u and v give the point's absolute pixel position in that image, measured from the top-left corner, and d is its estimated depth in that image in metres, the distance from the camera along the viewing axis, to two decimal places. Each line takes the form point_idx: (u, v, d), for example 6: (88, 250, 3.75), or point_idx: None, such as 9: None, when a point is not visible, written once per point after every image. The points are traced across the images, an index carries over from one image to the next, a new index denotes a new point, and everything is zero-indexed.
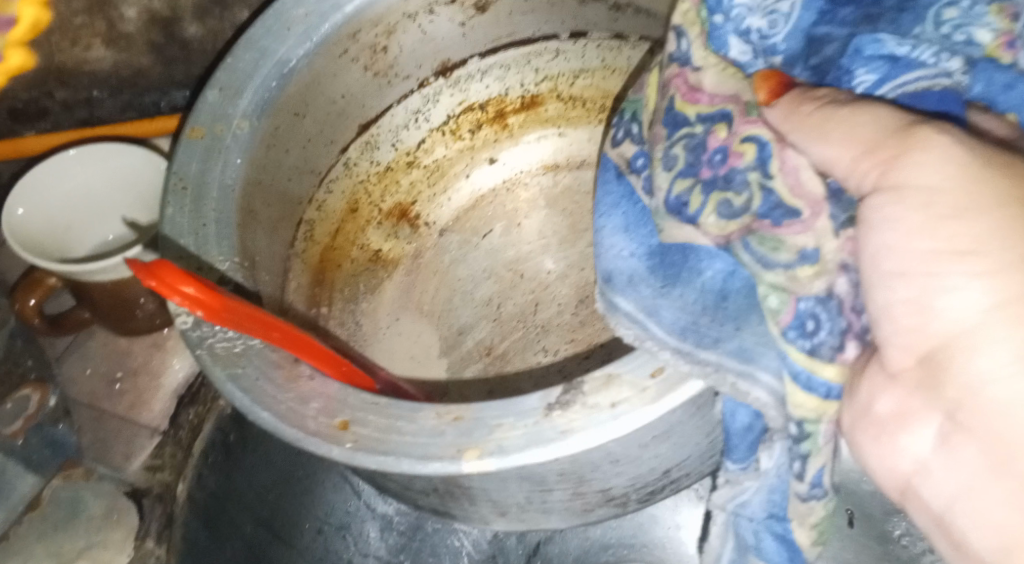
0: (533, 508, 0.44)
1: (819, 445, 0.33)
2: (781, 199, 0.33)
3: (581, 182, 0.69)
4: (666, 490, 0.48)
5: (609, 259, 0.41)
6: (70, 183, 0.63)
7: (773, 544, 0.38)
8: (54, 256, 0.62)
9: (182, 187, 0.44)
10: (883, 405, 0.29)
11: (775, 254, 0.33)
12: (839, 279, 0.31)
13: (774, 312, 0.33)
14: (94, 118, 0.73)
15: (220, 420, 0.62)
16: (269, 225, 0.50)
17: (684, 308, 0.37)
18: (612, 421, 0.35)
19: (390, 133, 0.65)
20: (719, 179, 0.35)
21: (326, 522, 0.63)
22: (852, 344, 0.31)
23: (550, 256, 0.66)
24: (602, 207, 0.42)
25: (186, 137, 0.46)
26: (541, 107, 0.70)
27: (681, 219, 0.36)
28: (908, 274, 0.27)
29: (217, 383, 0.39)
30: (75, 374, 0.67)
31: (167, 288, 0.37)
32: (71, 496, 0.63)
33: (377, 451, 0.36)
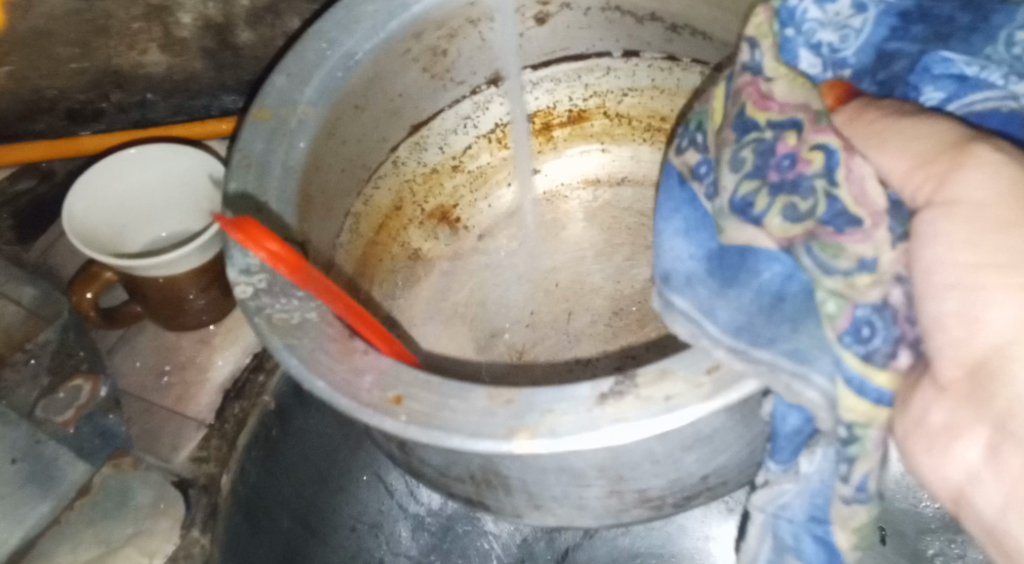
0: (567, 503, 0.44)
1: (867, 450, 0.34)
2: (844, 207, 0.33)
3: (623, 198, 0.71)
4: (702, 497, 0.47)
5: (668, 260, 0.40)
6: (125, 181, 0.65)
7: (810, 546, 0.40)
8: (108, 250, 0.64)
9: (246, 164, 0.46)
10: (932, 417, 0.29)
11: (835, 261, 0.33)
12: (895, 289, 0.32)
13: (830, 317, 0.33)
14: (147, 119, 0.76)
15: (264, 414, 0.64)
16: (322, 211, 0.52)
17: (740, 309, 0.37)
18: (665, 413, 0.35)
19: (438, 136, 0.66)
20: (787, 183, 0.35)
21: (361, 520, 0.65)
22: (904, 352, 0.32)
23: (587, 267, 0.68)
24: (663, 211, 0.42)
25: (253, 116, 0.47)
26: (587, 123, 0.71)
27: (746, 219, 0.35)
28: (958, 286, 0.27)
29: (272, 349, 0.40)
30: (124, 366, 0.67)
31: (253, 240, 0.40)
32: (121, 486, 0.62)
33: (430, 425, 0.37)
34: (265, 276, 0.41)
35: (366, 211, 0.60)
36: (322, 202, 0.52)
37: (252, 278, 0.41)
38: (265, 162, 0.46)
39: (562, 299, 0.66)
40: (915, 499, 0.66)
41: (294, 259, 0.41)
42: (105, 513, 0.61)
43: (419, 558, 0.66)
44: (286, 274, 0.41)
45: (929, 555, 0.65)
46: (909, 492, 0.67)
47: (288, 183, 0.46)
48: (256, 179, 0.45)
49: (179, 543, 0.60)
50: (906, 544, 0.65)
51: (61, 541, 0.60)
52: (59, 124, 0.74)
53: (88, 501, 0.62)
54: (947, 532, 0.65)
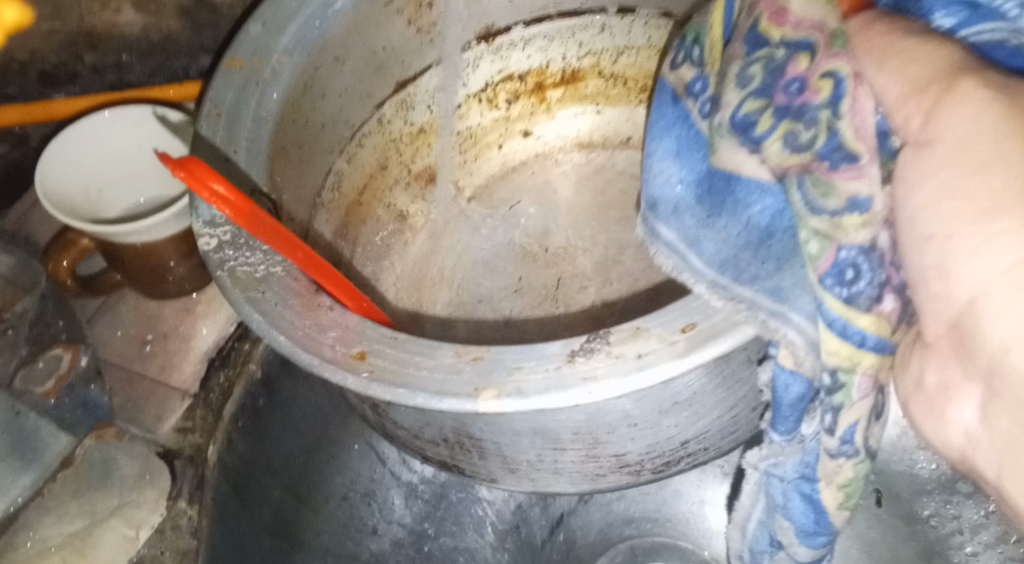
0: (543, 468, 0.43)
1: (852, 397, 0.34)
2: (844, 141, 0.31)
3: (616, 161, 0.69)
4: (681, 463, 0.46)
5: (657, 184, 0.41)
6: (103, 144, 0.63)
7: (799, 506, 0.39)
8: (85, 217, 0.62)
9: (217, 113, 0.44)
10: (929, 377, 0.28)
11: (824, 199, 0.32)
12: (883, 233, 0.30)
13: (812, 258, 0.32)
14: (123, 82, 0.73)
15: (251, 383, 0.63)
16: (298, 167, 0.50)
17: (726, 241, 0.38)
18: (637, 371, 0.34)
19: (426, 94, 0.63)
20: (792, 107, 0.33)
21: (353, 488, 0.64)
22: (889, 297, 0.31)
23: (577, 230, 0.66)
24: (655, 130, 0.42)
25: (225, 66, 0.46)
26: (582, 83, 0.69)
27: (745, 140, 0.35)
28: (936, 237, 0.26)
29: (234, 304, 0.38)
30: (106, 337, 0.66)
31: (196, 181, 0.38)
32: (105, 457, 0.61)
33: (394, 383, 0.35)
34: (232, 234, 0.40)
35: (350, 170, 0.58)
36: (299, 158, 0.50)
37: (216, 231, 0.40)
38: (236, 110, 0.44)
39: (551, 265, 0.64)
40: (911, 461, 0.66)
41: (242, 204, 0.40)
42: (89, 485, 0.60)
43: (413, 526, 0.66)
44: (231, 216, 0.40)
45: (925, 517, 0.65)
46: (904, 455, 0.66)
47: (260, 133, 0.45)
48: (225, 129, 0.44)
49: (166, 515, 0.60)
50: (902, 506, 0.65)
51: (47, 512, 0.59)
52: (32, 88, 0.70)
53: (72, 473, 0.60)
54: (943, 493, 0.65)
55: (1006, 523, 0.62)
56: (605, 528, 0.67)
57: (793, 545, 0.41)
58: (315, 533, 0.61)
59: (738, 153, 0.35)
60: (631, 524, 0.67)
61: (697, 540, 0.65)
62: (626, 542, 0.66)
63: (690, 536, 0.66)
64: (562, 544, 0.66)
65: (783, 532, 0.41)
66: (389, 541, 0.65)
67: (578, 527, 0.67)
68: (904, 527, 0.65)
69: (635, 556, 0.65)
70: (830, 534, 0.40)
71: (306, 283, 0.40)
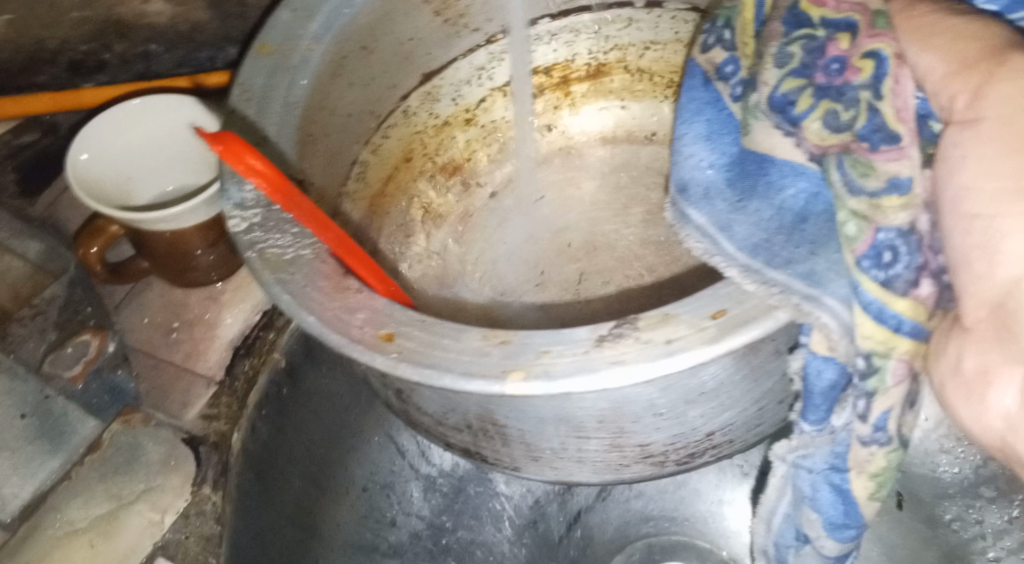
0: (566, 457, 0.43)
1: (886, 382, 0.36)
2: (884, 122, 0.35)
3: (640, 156, 0.69)
4: (705, 456, 0.46)
5: (687, 168, 0.43)
6: (132, 132, 0.64)
7: (828, 497, 0.41)
8: (117, 204, 0.63)
9: (247, 97, 0.45)
10: (968, 363, 0.31)
11: (864, 180, 0.35)
12: (922, 216, 0.34)
13: (850, 239, 0.35)
14: (151, 73, 0.73)
15: (275, 372, 0.62)
16: (325, 154, 0.51)
17: (758, 224, 0.39)
18: (665, 356, 0.34)
19: (451, 86, 0.64)
20: (832, 88, 0.36)
21: (372, 480, 0.65)
22: (925, 282, 0.34)
23: (600, 225, 0.66)
24: (685, 114, 0.45)
25: (255, 52, 0.47)
26: (607, 78, 0.70)
27: (784, 118, 0.38)
28: (981, 217, 0.29)
29: (263, 286, 0.39)
30: (133, 323, 0.66)
31: (233, 153, 0.40)
32: (131, 442, 0.61)
33: (422, 363, 0.36)
34: (262, 215, 0.41)
35: (373, 161, 0.59)
36: (326, 147, 0.51)
37: (247, 213, 0.41)
38: (266, 95, 0.45)
39: (573, 259, 0.64)
40: (933, 465, 0.65)
41: (279, 180, 0.41)
42: (116, 469, 0.60)
43: (432, 519, 0.66)
44: (265, 191, 0.41)
45: (947, 521, 0.64)
46: (926, 458, 0.66)
47: (289, 117, 0.46)
48: (255, 111, 0.45)
49: (190, 500, 0.60)
50: (923, 509, 0.65)
51: (74, 494, 0.59)
52: (62, 77, 0.71)
53: (98, 457, 0.61)
54: (964, 497, 0.64)
55: None
56: (622, 527, 0.67)
57: (820, 537, 0.42)
58: (335, 524, 0.62)
59: (772, 137, 0.39)
60: (649, 522, 0.66)
61: (715, 539, 0.65)
62: (642, 541, 0.66)
63: (708, 536, 0.65)
64: (579, 540, 0.66)
65: (810, 525, 0.42)
66: (408, 534, 0.65)
67: (595, 523, 0.67)
68: (924, 530, 0.64)
69: (652, 554, 0.65)
70: (858, 527, 0.42)
71: (334, 266, 0.40)
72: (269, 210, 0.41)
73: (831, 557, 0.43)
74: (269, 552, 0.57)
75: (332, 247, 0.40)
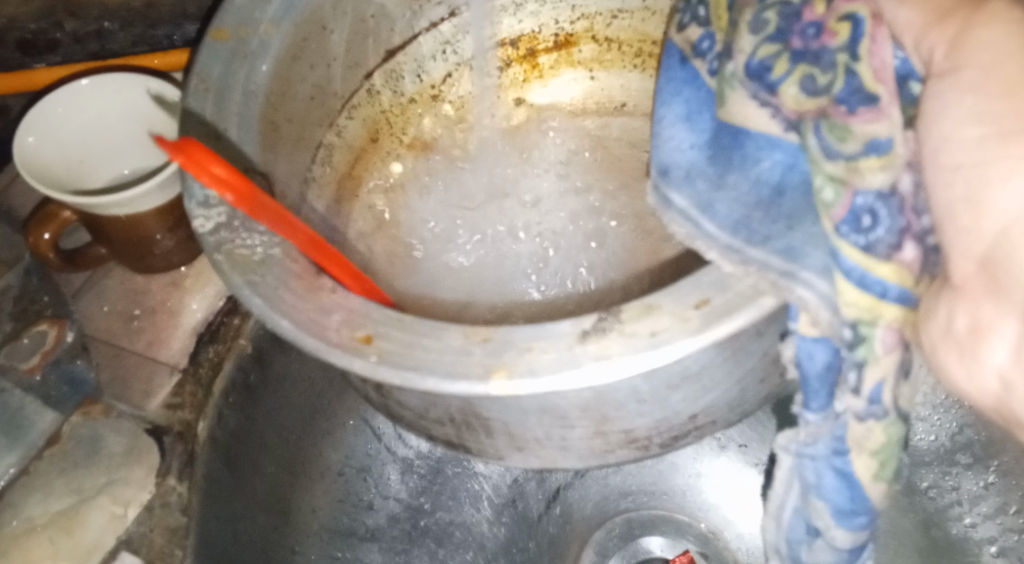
0: (550, 445, 0.42)
1: (874, 352, 0.35)
2: (862, 84, 0.35)
3: (611, 127, 0.68)
4: (689, 437, 0.45)
5: (667, 152, 0.41)
6: (87, 114, 0.62)
7: (833, 482, 0.39)
8: (68, 189, 0.61)
9: (204, 88, 0.44)
10: (959, 322, 0.30)
11: (841, 144, 0.35)
12: (903, 177, 0.33)
13: (827, 206, 0.34)
14: (106, 52, 0.71)
15: (241, 359, 0.61)
16: (289, 139, 0.50)
17: (738, 202, 0.38)
18: (649, 349, 0.33)
19: (414, 62, 0.62)
20: (809, 52, 0.36)
21: (348, 464, 0.65)
22: (908, 244, 0.34)
23: (571, 200, 0.64)
24: (664, 95, 0.43)
25: (210, 38, 0.45)
26: (575, 49, 0.68)
27: (761, 85, 0.38)
28: (965, 165, 0.29)
29: (233, 289, 0.37)
30: (92, 311, 0.65)
31: (196, 164, 0.38)
32: (92, 435, 0.59)
33: (402, 365, 0.34)
34: (228, 214, 0.39)
35: (338, 144, 0.58)
36: (289, 133, 0.50)
37: (210, 212, 0.39)
38: (225, 85, 0.44)
39: (548, 237, 0.63)
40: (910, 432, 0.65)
41: (241, 185, 0.39)
42: (76, 462, 0.59)
43: (409, 501, 0.66)
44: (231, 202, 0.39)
45: (924, 489, 0.64)
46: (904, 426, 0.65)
47: (249, 108, 0.45)
48: (214, 104, 0.44)
49: (155, 492, 0.57)
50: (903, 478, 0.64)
51: (33, 490, 0.57)
52: (12, 57, 0.70)
53: (58, 451, 0.59)
54: (941, 465, 0.64)
55: (1005, 493, 0.61)
56: (601, 502, 0.66)
57: (829, 528, 0.40)
58: (310, 510, 0.62)
59: (748, 106, 0.38)
60: (627, 497, 0.66)
61: (693, 513, 0.65)
62: (622, 516, 0.65)
63: (686, 510, 0.65)
64: (558, 518, 0.66)
65: (817, 515, 0.40)
66: (385, 516, 0.65)
67: (574, 499, 0.66)
68: (903, 500, 0.63)
69: (632, 529, 0.65)
70: (868, 514, 0.40)
71: (305, 265, 0.38)
72: (235, 212, 0.39)
73: (845, 550, 0.41)
74: (240, 539, 0.56)
75: (302, 244, 0.39)
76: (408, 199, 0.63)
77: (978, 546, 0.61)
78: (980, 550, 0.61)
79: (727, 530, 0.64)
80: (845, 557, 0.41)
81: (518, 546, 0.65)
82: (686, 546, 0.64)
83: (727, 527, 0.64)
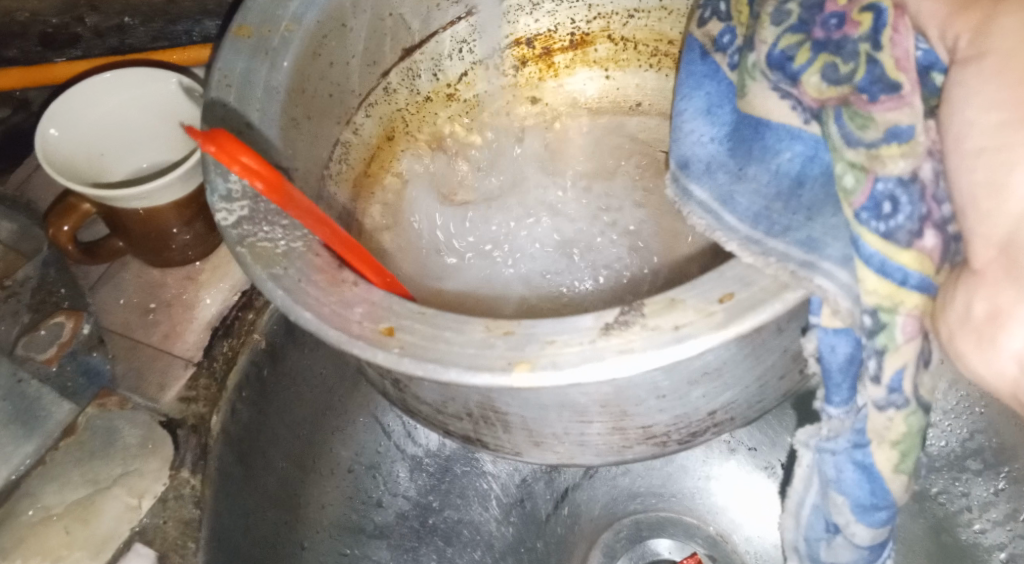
0: (569, 441, 0.42)
1: (894, 339, 0.35)
2: (884, 72, 0.36)
3: (625, 127, 0.68)
4: (708, 433, 0.45)
5: (688, 144, 0.44)
6: (106, 108, 0.62)
7: (853, 477, 0.39)
8: (86, 182, 0.62)
9: (227, 84, 0.45)
10: (977, 309, 0.31)
11: (862, 132, 0.36)
12: (924, 164, 0.35)
13: (848, 192, 0.35)
14: (126, 46, 0.71)
15: (254, 353, 0.61)
16: (309, 135, 0.51)
17: (758, 194, 0.40)
18: (673, 344, 0.33)
19: (431, 60, 0.63)
20: (831, 43, 0.38)
21: (358, 460, 0.66)
22: (929, 232, 0.35)
23: (586, 198, 0.64)
24: (684, 89, 0.45)
25: (233, 34, 0.47)
26: (591, 48, 0.69)
27: (783, 75, 0.39)
28: (987, 150, 0.31)
29: (257, 282, 0.37)
30: (107, 303, 0.65)
31: (227, 154, 0.37)
32: (107, 426, 0.60)
33: (425, 358, 0.34)
34: (250, 209, 0.39)
35: (355, 142, 0.58)
36: (309, 129, 0.51)
37: (232, 206, 0.39)
38: (247, 79, 0.45)
39: (561, 234, 0.62)
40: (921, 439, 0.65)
41: (273, 176, 0.38)
42: (92, 453, 0.59)
43: (418, 499, 0.66)
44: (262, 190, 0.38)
45: (934, 495, 0.64)
46: None
47: (271, 104, 0.46)
48: (236, 98, 0.45)
49: (168, 484, 0.58)
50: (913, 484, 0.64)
51: (49, 480, 0.57)
52: (34, 51, 0.71)
53: (74, 441, 0.59)
54: (952, 470, 0.63)
55: (1016, 499, 0.60)
56: (610, 504, 0.66)
57: (850, 524, 0.41)
58: (319, 506, 0.63)
59: (769, 99, 0.40)
60: (636, 499, 0.66)
61: (702, 515, 0.65)
62: (630, 517, 0.66)
63: (695, 512, 0.65)
64: (566, 518, 0.66)
65: (838, 511, 0.41)
66: (394, 514, 0.65)
67: (583, 500, 0.66)
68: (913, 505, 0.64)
69: (640, 531, 0.65)
70: (889, 508, 0.40)
71: (328, 259, 0.39)
72: (256, 204, 0.39)
73: (865, 548, 0.42)
74: (252, 533, 0.57)
75: (324, 239, 0.39)
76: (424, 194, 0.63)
77: (987, 552, 0.61)
78: (989, 556, 0.61)
79: (735, 533, 0.64)
80: (863, 554, 0.42)
81: (526, 546, 0.65)
82: (694, 548, 0.64)
83: (735, 530, 0.64)
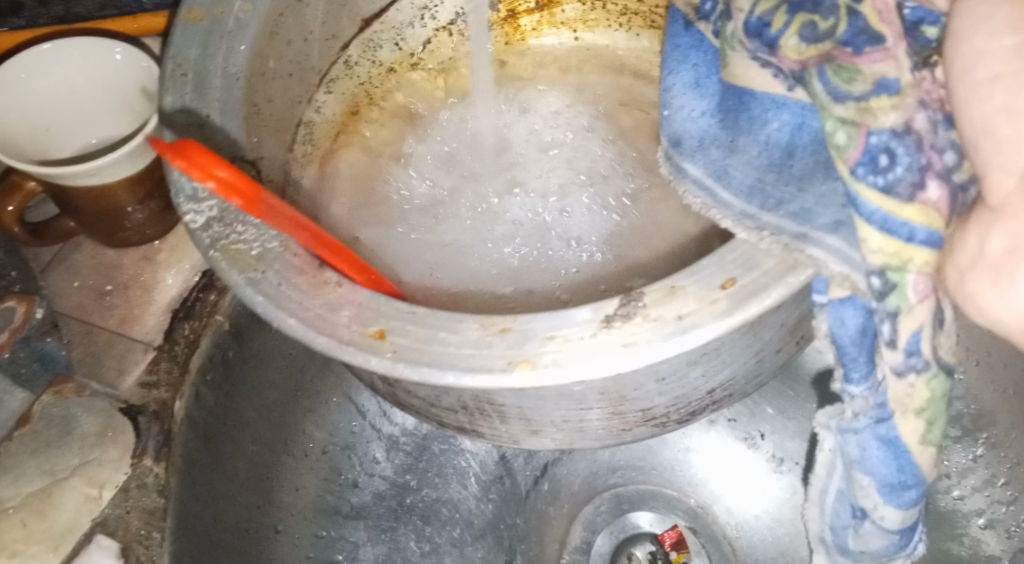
0: (567, 428, 0.41)
1: (906, 298, 0.34)
2: (867, 24, 0.35)
3: (603, 86, 0.65)
4: (706, 411, 0.44)
5: (678, 121, 0.42)
6: (49, 82, 0.59)
7: (878, 454, 0.38)
8: (33, 159, 0.59)
9: (182, 73, 0.42)
10: (995, 244, 0.29)
11: (849, 86, 0.34)
12: (917, 114, 0.33)
13: (841, 149, 0.34)
14: (73, 15, 0.68)
15: (218, 336, 0.59)
16: (270, 121, 0.48)
17: (750, 165, 0.38)
18: (677, 336, 0.31)
19: (393, 30, 0.62)
20: (807, 1, 0.37)
21: (332, 442, 0.64)
22: (932, 183, 0.33)
23: (566, 161, 0.61)
24: (670, 63, 0.44)
25: (182, 18, 0.44)
26: (558, 9, 0.67)
27: (761, 42, 0.38)
28: (1002, 75, 0.30)
29: (233, 289, 0.35)
30: (62, 287, 0.63)
31: (199, 167, 0.35)
32: (65, 414, 0.58)
33: (421, 361, 0.32)
34: (219, 208, 0.37)
35: (319, 121, 0.57)
36: (270, 112, 0.48)
37: (201, 206, 0.37)
38: (204, 68, 0.43)
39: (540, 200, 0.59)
40: None
41: (250, 189, 0.36)
42: (48, 443, 0.57)
43: (395, 479, 0.65)
44: (240, 206, 0.36)
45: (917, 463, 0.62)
46: None
47: (232, 91, 0.43)
48: (194, 91, 0.42)
49: (131, 473, 0.56)
50: None
51: (4, 472, 0.56)
52: None
53: (29, 431, 0.57)
54: None
55: (994, 464, 0.60)
56: (590, 478, 0.65)
57: (878, 507, 0.39)
58: (293, 489, 0.62)
59: (750, 68, 0.39)
60: (616, 473, 0.65)
61: (682, 488, 0.64)
62: (610, 491, 0.65)
63: (675, 484, 0.64)
64: (546, 494, 0.65)
65: (864, 494, 0.39)
66: (371, 494, 0.64)
67: (564, 476, 0.66)
68: None
69: (620, 504, 0.64)
70: (918, 486, 0.38)
71: (308, 258, 0.36)
72: (225, 204, 0.37)
73: (895, 532, 0.40)
74: (221, 519, 0.56)
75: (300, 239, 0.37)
76: (393, 167, 0.60)
77: (966, 518, 0.60)
78: (966, 522, 0.60)
79: (716, 505, 0.63)
80: (894, 539, 0.40)
81: (506, 523, 0.64)
82: (675, 520, 0.63)
83: (715, 501, 0.63)
